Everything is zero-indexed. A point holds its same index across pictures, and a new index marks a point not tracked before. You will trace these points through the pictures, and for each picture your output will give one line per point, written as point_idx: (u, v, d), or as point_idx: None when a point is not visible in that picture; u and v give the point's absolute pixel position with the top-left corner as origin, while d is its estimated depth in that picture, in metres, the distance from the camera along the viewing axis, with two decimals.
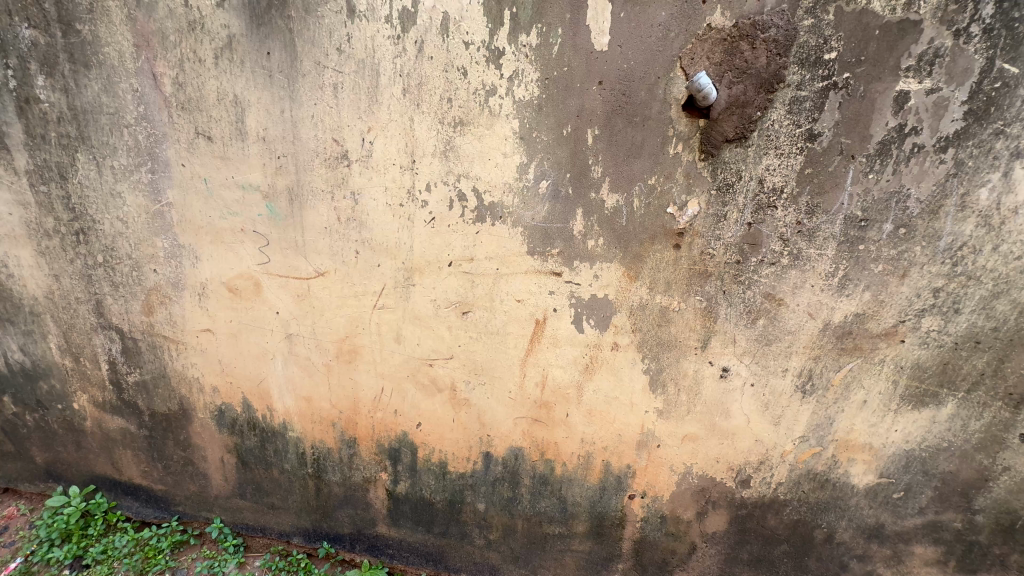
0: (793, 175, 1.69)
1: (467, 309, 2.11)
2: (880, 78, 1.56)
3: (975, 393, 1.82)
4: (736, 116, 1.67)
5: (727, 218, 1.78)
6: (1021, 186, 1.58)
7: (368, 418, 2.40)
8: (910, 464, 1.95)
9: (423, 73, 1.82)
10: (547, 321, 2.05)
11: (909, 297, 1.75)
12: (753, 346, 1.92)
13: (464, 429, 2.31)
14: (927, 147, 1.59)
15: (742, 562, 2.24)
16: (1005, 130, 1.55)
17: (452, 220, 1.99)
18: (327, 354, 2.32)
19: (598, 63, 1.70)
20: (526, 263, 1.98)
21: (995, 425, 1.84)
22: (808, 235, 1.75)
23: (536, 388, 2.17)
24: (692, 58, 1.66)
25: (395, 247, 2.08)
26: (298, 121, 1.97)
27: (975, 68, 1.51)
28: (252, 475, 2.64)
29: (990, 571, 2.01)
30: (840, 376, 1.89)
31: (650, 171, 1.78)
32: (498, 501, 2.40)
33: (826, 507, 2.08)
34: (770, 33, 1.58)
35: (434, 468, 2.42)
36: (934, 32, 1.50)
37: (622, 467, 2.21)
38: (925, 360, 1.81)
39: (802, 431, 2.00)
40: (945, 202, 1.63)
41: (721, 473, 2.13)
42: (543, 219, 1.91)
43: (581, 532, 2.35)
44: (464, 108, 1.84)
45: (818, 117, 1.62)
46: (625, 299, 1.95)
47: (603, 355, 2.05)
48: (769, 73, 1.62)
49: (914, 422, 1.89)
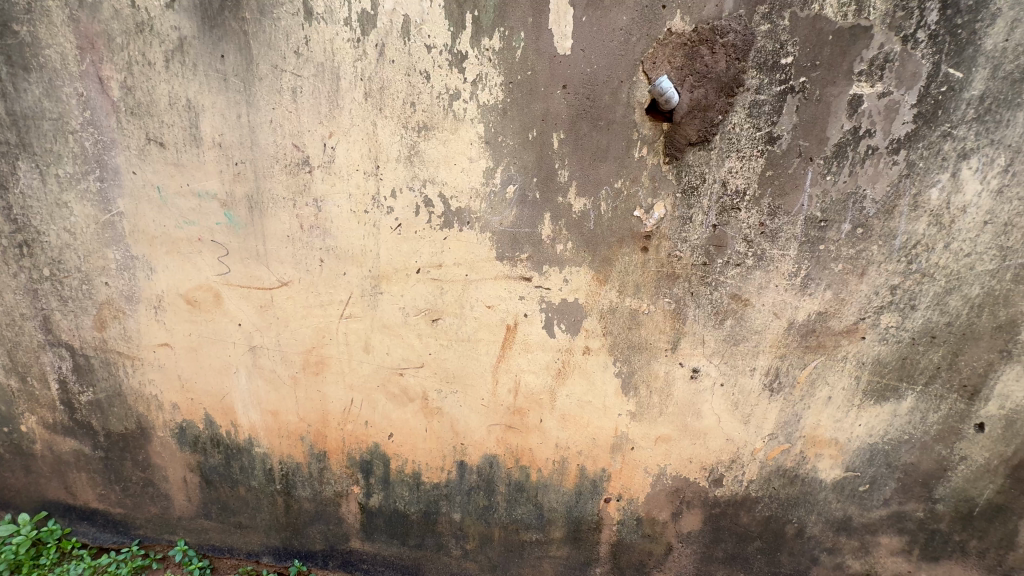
0: (755, 177, 1.72)
1: (437, 316, 2.07)
2: (835, 82, 1.60)
3: (932, 386, 1.88)
4: (699, 120, 1.69)
5: (693, 220, 1.80)
6: (968, 187, 1.64)
7: (337, 431, 2.34)
8: (874, 457, 2.00)
9: (384, 77, 1.79)
10: (518, 327, 2.03)
11: (868, 295, 1.79)
12: (722, 346, 1.94)
13: (436, 438, 2.27)
14: (880, 149, 1.64)
15: (717, 560, 2.26)
16: (952, 132, 1.60)
17: (419, 226, 1.95)
18: (293, 366, 2.25)
19: (561, 67, 1.70)
20: (495, 268, 1.96)
21: (952, 416, 1.90)
22: (771, 236, 1.77)
23: (509, 394, 2.14)
24: (654, 62, 1.67)
25: (361, 255, 2.03)
26: (255, 127, 1.91)
27: (923, 72, 1.55)
28: (217, 494, 2.54)
29: (951, 557, 2.07)
30: (806, 374, 1.93)
31: (616, 174, 1.78)
32: (474, 510, 2.36)
33: (796, 503, 2.12)
34: (729, 38, 1.60)
35: (408, 479, 2.37)
36: (884, 38, 1.54)
37: (597, 470, 2.21)
38: (885, 355, 1.86)
39: (771, 429, 2.03)
40: (899, 201, 1.68)
41: (694, 473, 2.15)
42: (512, 224, 1.90)
43: (558, 538, 2.33)
44: (428, 112, 1.81)
45: (777, 120, 1.65)
46: (595, 302, 1.95)
47: (575, 359, 2.04)
48: (729, 77, 1.64)
49: (876, 416, 1.94)
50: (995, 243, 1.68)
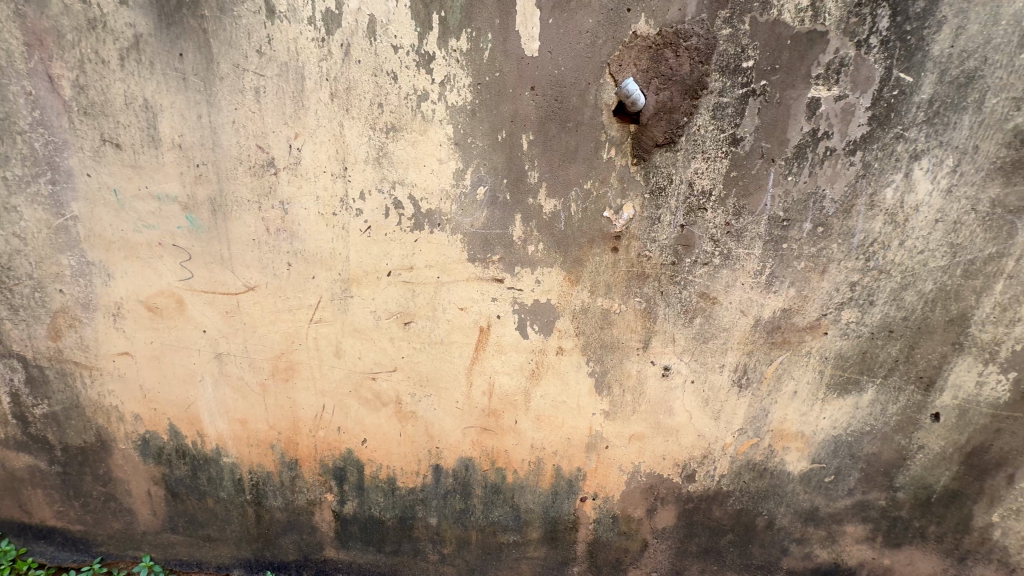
0: (720, 177, 1.75)
1: (409, 319, 2.05)
2: (794, 85, 1.64)
3: (891, 378, 1.94)
4: (665, 122, 1.72)
5: (662, 220, 1.82)
6: (921, 186, 1.70)
7: (309, 438, 2.29)
8: (838, 449, 2.06)
9: (351, 77, 1.76)
10: (491, 328, 2.03)
11: (829, 291, 1.85)
12: (692, 344, 1.97)
13: (411, 442, 2.25)
14: (838, 150, 1.69)
15: (691, 555, 2.29)
16: (905, 134, 1.65)
17: (389, 229, 1.93)
18: (262, 373, 2.20)
19: (529, 68, 1.70)
20: (467, 270, 1.96)
21: (910, 407, 1.97)
22: (736, 235, 1.81)
23: (483, 396, 2.14)
24: (620, 64, 1.69)
25: (330, 258, 1.99)
26: (217, 127, 1.85)
27: (876, 76, 1.61)
28: (184, 507, 2.45)
29: (912, 543, 2.15)
30: (772, 370, 1.98)
31: (585, 175, 1.80)
32: (451, 514, 2.35)
33: (765, 495, 2.17)
34: (692, 41, 1.63)
35: (383, 485, 2.34)
36: (839, 43, 1.59)
37: (572, 470, 2.22)
38: (846, 350, 1.92)
39: (740, 424, 2.07)
40: (856, 201, 1.74)
41: (667, 470, 2.18)
42: (483, 225, 1.89)
43: (535, 539, 2.34)
44: (397, 113, 1.79)
45: (740, 122, 1.69)
46: (567, 303, 1.96)
47: (548, 359, 2.05)
48: (693, 80, 1.67)
49: (839, 409, 2.01)
50: (946, 241, 1.75)
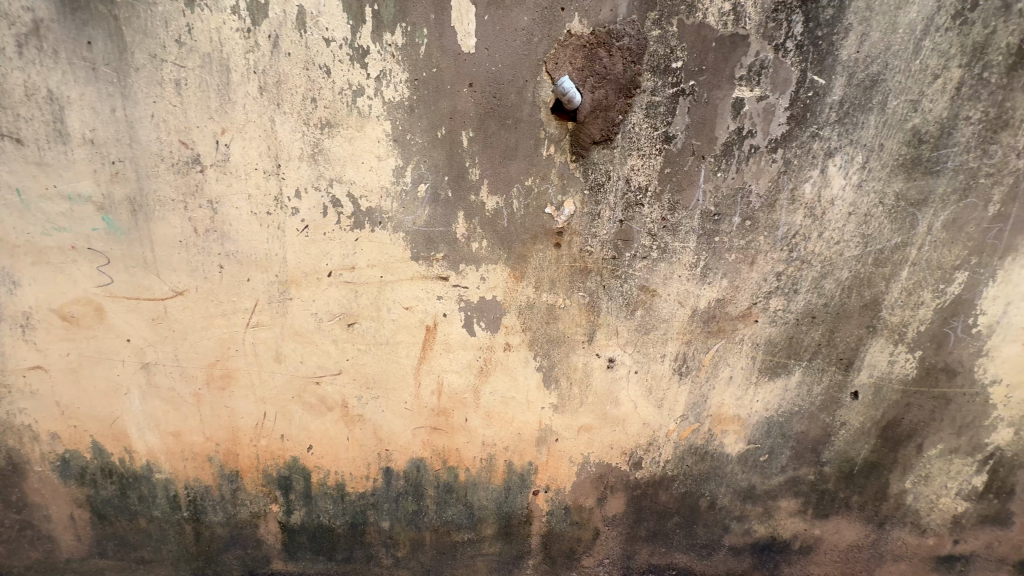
0: (655, 174, 1.82)
1: (353, 320, 2.00)
2: (720, 86, 1.72)
3: (815, 360, 2.08)
4: (601, 119, 1.76)
5: (601, 216, 1.87)
6: (835, 181, 1.82)
7: (250, 448, 2.19)
8: (770, 429, 2.19)
9: (281, 70, 1.69)
10: (437, 327, 2.01)
11: (758, 281, 1.96)
12: (634, 336, 2.04)
13: (359, 446, 2.20)
14: (761, 147, 1.79)
15: (640, 539, 2.37)
16: (820, 132, 1.77)
17: (328, 228, 1.87)
18: (195, 383, 2.08)
19: (466, 65, 1.69)
20: (411, 268, 1.93)
21: (833, 386, 2.12)
22: (672, 229, 1.89)
23: (432, 396, 2.12)
24: (556, 62, 1.71)
25: (265, 259, 1.91)
26: (134, 122, 1.74)
27: (793, 78, 1.71)
28: (113, 529, 2.29)
29: (838, 513, 2.32)
30: (709, 357, 2.07)
31: (526, 172, 1.81)
32: (403, 516, 2.31)
33: (707, 477, 2.27)
34: (624, 41, 1.68)
35: (331, 492, 2.27)
36: (759, 46, 1.68)
37: (524, 465, 2.24)
38: (775, 336, 2.04)
39: (681, 410, 2.16)
40: (779, 196, 1.85)
41: (616, 458, 2.24)
42: (425, 223, 1.87)
43: (490, 535, 2.35)
44: (331, 109, 1.73)
45: (672, 121, 1.76)
46: (513, 299, 1.97)
47: (496, 356, 2.06)
48: (626, 79, 1.72)
49: (771, 392, 2.13)
50: (858, 232, 1.89)
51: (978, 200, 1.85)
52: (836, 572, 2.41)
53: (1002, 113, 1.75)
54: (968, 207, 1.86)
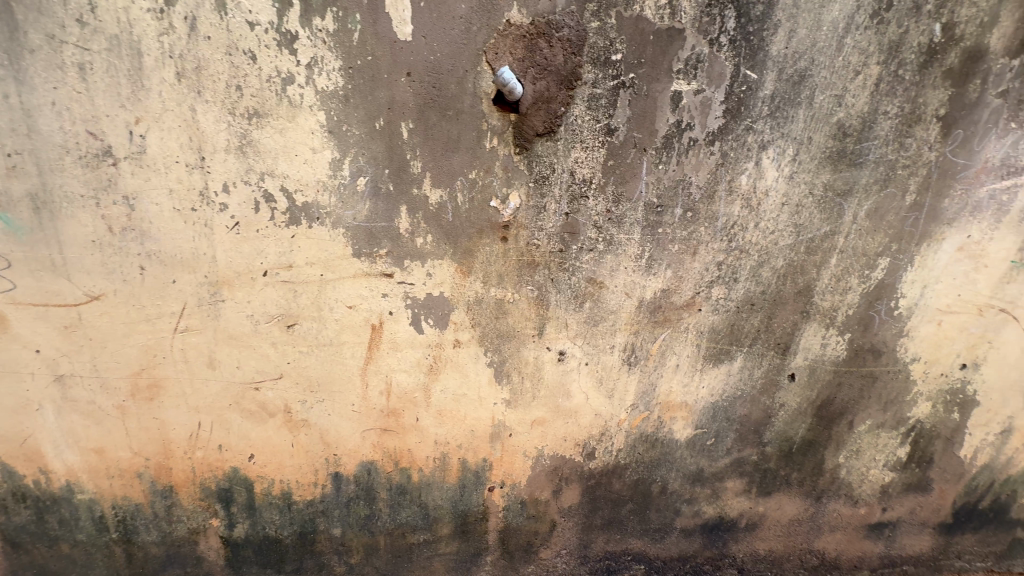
0: (598, 166, 1.82)
1: (293, 321, 1.91)
2: (658, 79, 1.74)
3: (755, 346, 2.16)
4: (543, 111, 1.74)
5: (547, 209, 1.86)
6: (769, 173, 1.89)
7: (184, 461, 2.06)
8: (716, 414, 2.27)
9: (201, 55, 1.58)
10: (383, 326, 1.95)
11: (700, 271, 2.01)
12: (583, 328, 2.05)
13: (305, 452, 2.10)
14: (699, 140, 1.83)
15: (596, 528, 2.40)
16: (754, 126, 1.83)
17: (260, 224, 1.77)
18: (119, 394, 1.93)
19: (403, 53, 1.63)
20: (353, 266, 1.86)
21: (772, 370, 2.21)
22: (617, 222, 1.90)
23: (381, 397, 2.05)
24: (496, 52, 1.68)
25: (192, 259, 1.79)
26: (32, 110, 1.60)
27: (727, 72, 1.75)
28: (30, 558, 2.09)
29: (780, 490, 2.44)
30: (657, 347, 2.12)
31: (469, 165, 1.78)
32: (355, 521, 2.24)
33: (658, 464, 2.33)
34: (564, 32, 1.67)
35: (276, 501, 2.17)
36: (694, 40, 1.71)
37: (478, 462, 2.22)
38: (718, 324, 2.11)
39: (632, 400, 2.20)
40: (717, 187, 1.90)
41: (569, 450, 2.26)
42: (366, 218, 1.80)
43: (446, 534, 2.31)
44: (259, 97, 1.63)
45: (613, 113, 1.77)
46: (461, 295, 1.94)
47: (446, 353, 2.02)
48: (567, 70, 1.71)
49: (715, 377, 2.20)
50: (790, 222, 1.97)
51: (897, 190, 1.97)
52: (779, 546, 2.54)
53: (916, 108, 1.86)
54: (888, 196, 1.98)
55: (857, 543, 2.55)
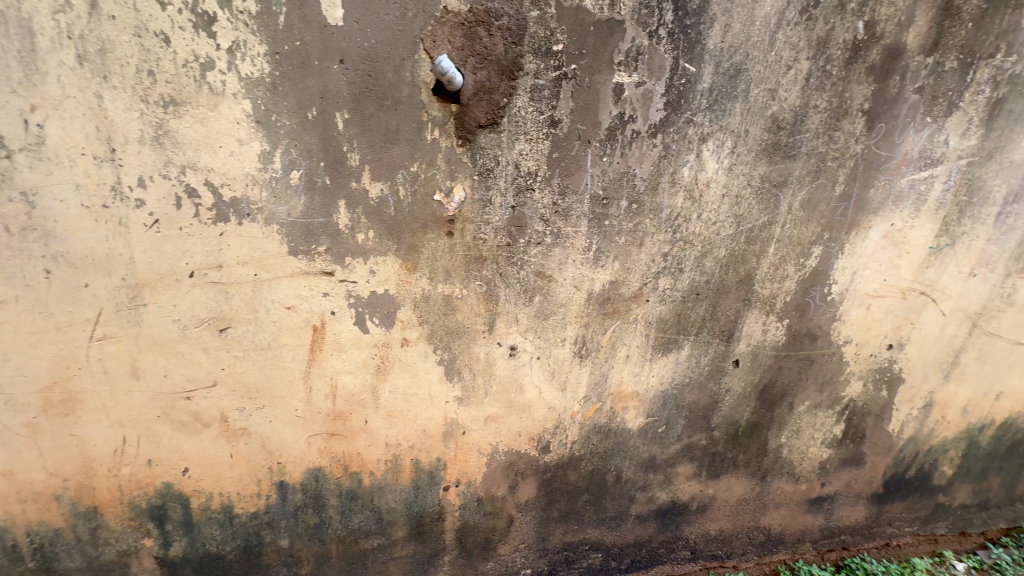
0: (543, 158, 1.81)
1: (225, 325, 1.79)
2: (600, 70, 1.74)
3: (701, 334, 2.22)
4: (485, 102, 1.70)
5: (493, 202, 1.83)
6: (709, 165, 1.94)
7: (109, 479, 1.90)
8: (666, 402, 2.31)
9: (105, 36, 1.45)
10: (326, 326, 1.86)
11: (647, 262, 2.04)
12: (534, 322, 2.04)
13: (245, 462, 1.99)
14: (642, 132, 1.84)
15: (553, 520, 2.41)
16: (694, 118, 1.86)
17: (183, 222, 1.65)
18: (27, 410, 1.77)
19: (334, 39, 1.55)
20: (289, 264, 1.76)
21: (718, 357, 2.28)
22: (564, 214, 1.90)
23: (326, 400, 1.97)
24: (434, 41, 1.62)
25: (107, 260, 1.65)
26: None
27: (667, 65, 1.77)
28: None
29: (728, 471, 2.53)
30: (607, 338, 2.13)
31: (410, 157, 1.72)
32: (304, 531, 2.15)
33: (612, 453, 2.36)
34: (503, 21, 1.63)
35: (216, 516, 2.04)
36: (634, 32, 1.71)
37: (432, 462, 2.17)
38: (665, 314, 2.15)
39: (584, 391, 2.21)
40: (661, 179, 1.92)
41: (524, 445, 2.25)
42: (302, 214, 1.71)
43: (401, 537, 2.26)
44: (175, 84, 1.52)
45: (556, 104, 1.75)
46: (407, 292, 1.88)
47: (393, 353, 1.95)
48: (508, 60, 1.68)
49: (664, 366, 2.24)
50: (731, 212, 2.03)
51: (827, 181, 2.06)
52: (729, 525, 2.64)
53: (842, 103, 1.95)
54: (819, 187, 2.06)
55: (799, 517, 2.69)
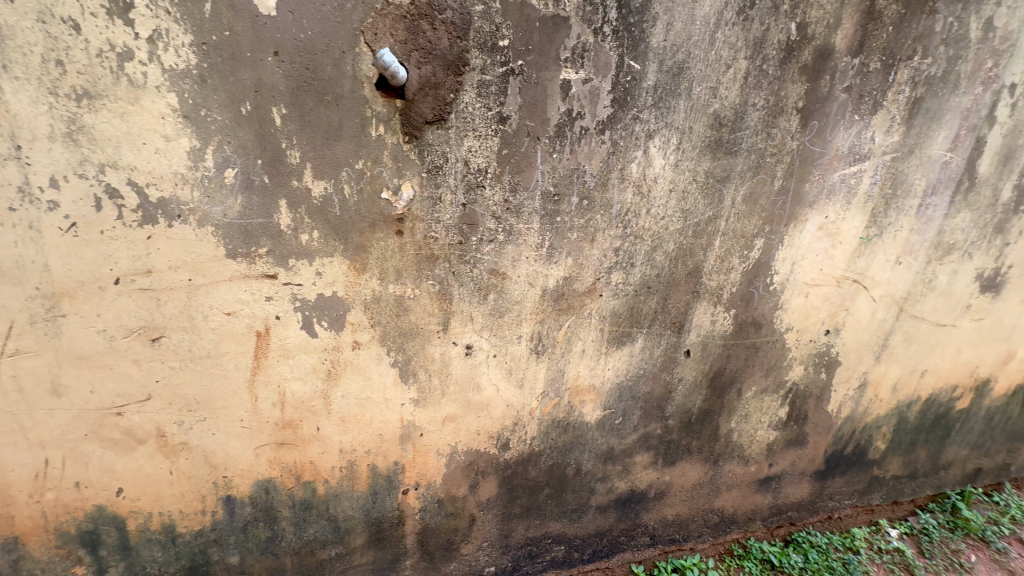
0: (493, 155, 1.79)
1: (158, 334, 1.68)
2: (547, 67, 1.74)
3: (654, 326, 2.27)
4: (431, 97, 1.67)
5: (443, 200, 1.80)
6: (656, 161, 1.98)
7: (31, 506, 1.75)
8: (622, 393, 2.36)
9: (4, 22, 1.32)
10: (270, 332, 1.78)
11: (599, 258, 2.06)
12: (489, 320, 2.02)
13: (187, 479, 1.88)
14: (590, 129, 1.86)
15: (516, 517, 2.42)
16: (640, 115, 1.89)
17: (105, 225, 1.53)
18: None
19: (267, 29, 1.47)
20: (228, 268, 1.67)
21: (670, 348, 2.34)
22: (516, 211, 1.89)
23: (274, 409, 1.88)
24: (376, 33, 1.57)
25: (17, 269, 1.51)
26: None
27: (613, 62, 1.79)
28: None
29: (683, 458, 2.61)
30: (563, 334, 2.15)
31: (355, 154, 1.66)
32: (255, 546, 2.05)
33: (571, 447, 2.39)
34: (447, 15, 1.61)
35: (157, 537, 1.92)
36: (579, 29, 1.72)
37: (389, 466, 2.12)
38: (619, 308, 2.18)
39: (542, 387, 2.22)
40: (610, 175, 1.95)
41: (483, 444, 2.23)
42: (240, 214, 1.62)
43: (360, 545, 2.20)
44: (88, 75, 1.40)
45: (504, 101, 1.74)
46: (356, 293, 1.82)
47: (344, 356, 1.89)
48: (453, 55, 1.65)
49: (619, 359, 2.28)
50: (678, 207, 2.08)
51: (767, 176, 2.15)
52: (685, 510, 2.73)
53: (779, 101, 2.04)
54: (760, 182, 2.15)
55: (750, 498, 2.82)
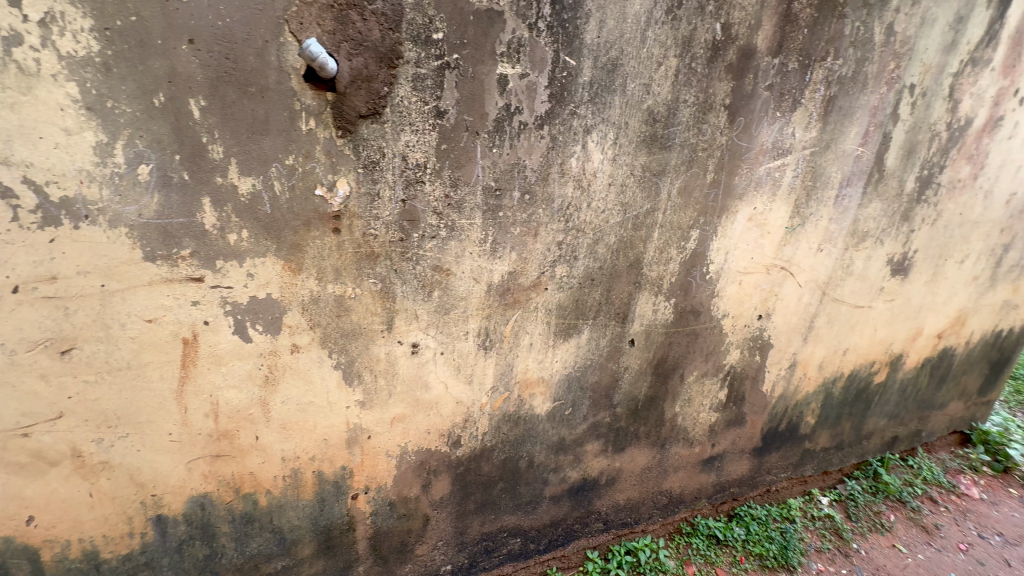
0: (432, 150, 1.77)
1: (68, 346, 1.54)
2: (483, 61, 1.73)
3: (599, 317, 2.33)
4: (364, 90, 1.62)
5: (381, 196, 1.76)
6: (595, 155, 2.02)
7: None
8: (570, 384, 2.40)
9: None
10: (198, 338, 1.68)
11: (543, 252, 2.09)
12: (435, 317, 2.00)
13: (110, 500, 1.74)
14: (529, 124, 1.87)
15: (470, 513, 2.41)
16: (577, 110, 1.92)
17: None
18: None
19: (180, 15, 1.38)
20: (146, 272, 1.55)
21: (615, 337, 2.41)
22: (457, 207, 1.88)
23: (206, 420, 1.78)
24: (301, 23, 1.51)
25: None
26: None
27: (548, 58, 1.81)
28: None
29: (631, 443, 2.70)
30: (510, 328, 2.16)
31: (284, 149, 1.59)
32: (192, 566, 1.94)
33: (523, 440, 2.41)
34: (377, 6, 1.57)
35: (78, 566, 1.78)
36: (514, 24, 1.72)
37: (336, 471, 2.06)
38: (564, 300, 2.22)
39: (491, 382, 2.22)
40: (550, 170, 1.97)
41: (434, 442, 2.21)
42: (157, 213, 1.51)
43: (309, 555, 2.13)
44: None
45: (441, 95, 1.71)
46: (292, 295, 1.75)
47: (282, 361, 1.81)
48: (386, 47, 1.62)
49: (566, 351, 2.32)
50: (618, 201, 2.14)
51: (700, 170, 2.25)
52: (635, 493, 2.82)
53: (708, 98, 2.13)
54: (693, 176, 2.25)
55: (695, 477, 2.95)
